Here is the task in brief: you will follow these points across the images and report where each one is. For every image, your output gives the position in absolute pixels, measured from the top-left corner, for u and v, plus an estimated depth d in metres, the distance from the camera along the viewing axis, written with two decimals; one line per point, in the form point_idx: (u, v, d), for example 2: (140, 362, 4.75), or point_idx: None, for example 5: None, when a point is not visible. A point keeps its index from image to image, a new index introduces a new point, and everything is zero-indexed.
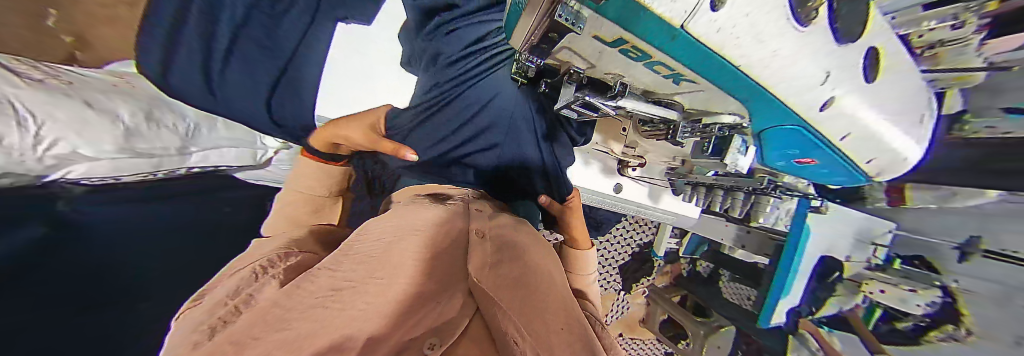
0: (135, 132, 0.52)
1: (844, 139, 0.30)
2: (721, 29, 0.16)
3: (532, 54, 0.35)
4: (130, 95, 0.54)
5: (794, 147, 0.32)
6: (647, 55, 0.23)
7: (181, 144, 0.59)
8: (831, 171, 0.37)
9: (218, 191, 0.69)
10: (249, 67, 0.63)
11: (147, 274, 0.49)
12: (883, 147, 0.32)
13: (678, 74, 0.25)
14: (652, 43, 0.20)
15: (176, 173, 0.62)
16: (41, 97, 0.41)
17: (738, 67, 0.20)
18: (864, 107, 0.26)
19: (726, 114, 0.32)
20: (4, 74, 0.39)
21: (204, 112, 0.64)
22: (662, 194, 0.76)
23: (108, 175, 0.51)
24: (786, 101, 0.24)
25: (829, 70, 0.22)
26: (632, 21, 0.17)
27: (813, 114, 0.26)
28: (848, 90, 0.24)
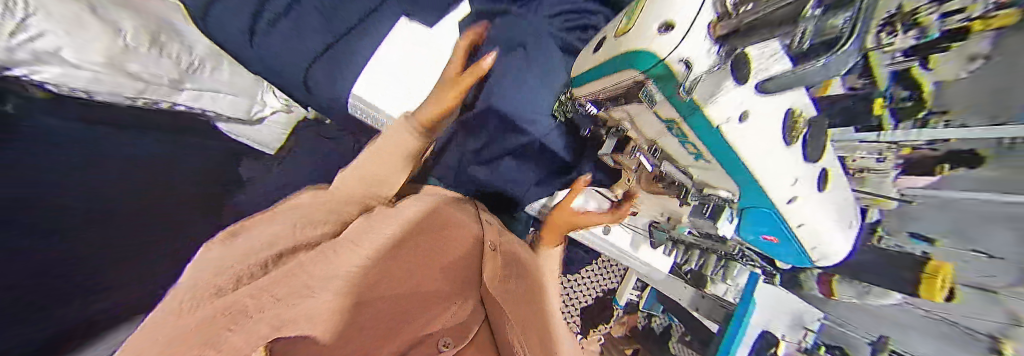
0: (132, 51, 0.46)
1: (800, 227, 0.34)
2: (741, 134, 0.23)
3: (588, 103, 0.39)
4: (140, 11, 0.49)
5: (764, 226, 0.37)
6: (685, 136, 0.28)
7: (178, 77, 0.53)
8: (791, 258, 0.44)
9: (181, 134, 0.64)
10: (297, 29, 0.55)
11: (61, 208, 0.42)
12: (832, 250, 0.39)
13: (700, 154, 0.30)
14: (691, 126, 0.25)
15: (156, 106, 0.55)
16: None
17: (743, 159, 0.25)
18: (817, 208, 0.32)
19: (722, 190, 0.36)
20: None
21: (214, 50, 0.59)
22: (641, 244, 0.80)
23: (79, 87, 0.43)
24: (767, 194, 0.29)
25: (797, 177, 0.28)
26: (687, 111, 0.23)
27: (782, 208, 0.31)
28: (807, 194, 0.30)
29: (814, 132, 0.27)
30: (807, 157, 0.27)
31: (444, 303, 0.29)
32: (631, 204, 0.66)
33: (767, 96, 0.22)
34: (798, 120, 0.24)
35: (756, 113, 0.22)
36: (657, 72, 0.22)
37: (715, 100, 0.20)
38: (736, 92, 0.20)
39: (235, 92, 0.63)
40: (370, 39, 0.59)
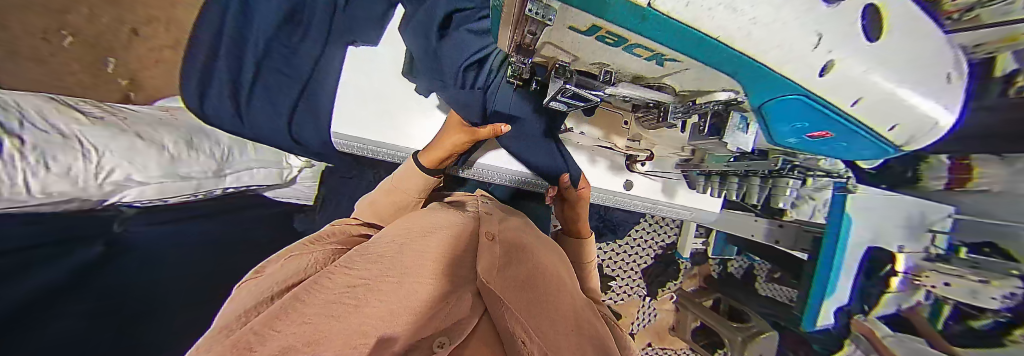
0: (177, 157, 0.56)
1: (855, 104, 0.25)
2: (689, 4, 0.16)
3: (518, 55, 0.36)
4: (174, 125, 0.60)
5: (801, 121, 0.28)
6: (624, 38, 0.22)
7: (219, 167, 0.62)
8: (851, 149, 0.33)
9: (244, 209, 0.76)
10: (272, 97, 0.66)
11: (181, 284, 0.53)
12: (915, 116, 0.28)
13: (659, 54, 0.24)
14: (623, 26, 0.19)
15: (213, 194, 0.66)
16: (100, 131, 0.48)
17: (716, 39, 0.18)
18: (874, 69, 0.23)
19: (720, 92, 0.30)
20: (74, 114, 0.47)
21: (236, 138, 0.69)
22: (677, 189, 0.72)
23: (154, 198, 0.55)
24: (778, 71, 0.21)
25: (821, 33, 0.19)
26: (600, 8, 0.17)
27: (812, 84, 0.23)
28: (850, 51, 0.21)
29: None
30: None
31: (444, 304, 0.29)
32: (644, 149, 0.60)
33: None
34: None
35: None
36: None
37: None
38: None
39: (267, 164, 0.72)
40: (333, 77, 0.68)
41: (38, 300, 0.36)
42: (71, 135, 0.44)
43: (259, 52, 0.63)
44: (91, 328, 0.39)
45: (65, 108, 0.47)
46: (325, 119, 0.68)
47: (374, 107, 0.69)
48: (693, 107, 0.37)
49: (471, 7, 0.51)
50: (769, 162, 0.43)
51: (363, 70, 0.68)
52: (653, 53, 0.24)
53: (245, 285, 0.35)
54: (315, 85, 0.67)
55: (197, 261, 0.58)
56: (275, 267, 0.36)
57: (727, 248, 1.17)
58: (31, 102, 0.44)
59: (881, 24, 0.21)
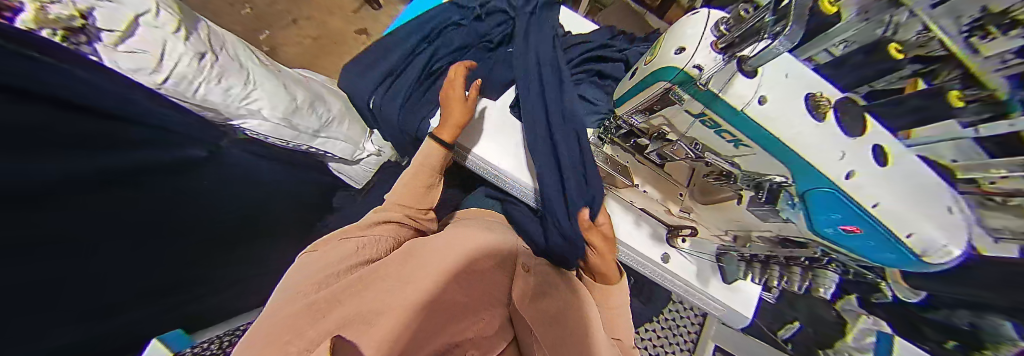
0: (299, 110, 0.66)
1: (875, 206, 0.25)
2: (768, 115, 0.25)
3: (633, 117, 0.42)
4: (312, 89, 0.73)
5: (829, 209, 0.28)
6: (721, 127, 0.30)
7: (318, 128, 0.71)
8: (885, 255, 0.28)
9: (309, 170, 0.83)
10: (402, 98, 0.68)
11: (201, 222, 0.51)
12: (958, 244, 0.24)
13: (741, 143, 0.30)
14: (725, 119, 0.28)
15: (300, 148, 0.73)
16: (263, 74, 0.61)
17: (779, 138, 0.26)
18: (892, 183, 0.25)
19: (770, 176, 0.32)
20: (256, 61, 0.63)
21: (346, 111, 0.79)
22: (711, 279, 0.58)
23: (263, 133, 0.62)
24: (817, 169, 0.26)
25: (842, 150, 0.25)
26: (709, 102, 0.27)
27: (835, 180, 0.25)
28: (864, 165, 0.25)
29: (844, 111, 0.27)
30: (848, 133, 0.25)
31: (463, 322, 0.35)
32: (690, 221, 0.54)
33: (778, 85, 0.26)
34: (819, 99, 0.26)
35: (773, 98, 0.25)
36: (678, 78, 0.29)
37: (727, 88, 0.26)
38: (745, 83, 0.25)
39: (348, 140, 0.79)
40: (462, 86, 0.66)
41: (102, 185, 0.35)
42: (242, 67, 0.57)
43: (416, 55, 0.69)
44: (147, 219, 0.41)
45: (252, 55, 0.63)
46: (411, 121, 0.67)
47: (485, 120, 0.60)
48: (742, 177, 0.36)
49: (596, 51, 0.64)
50: (810, 250, 0.38)
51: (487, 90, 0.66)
52: (733, 142, 0.30)
53: (307, 255, 0.39)
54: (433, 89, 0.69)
55: (235, 201, 0.59)
56: (325, 251, 0.38)
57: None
58: (238, 46, 0.61)
59: (886, 155, 0.25)
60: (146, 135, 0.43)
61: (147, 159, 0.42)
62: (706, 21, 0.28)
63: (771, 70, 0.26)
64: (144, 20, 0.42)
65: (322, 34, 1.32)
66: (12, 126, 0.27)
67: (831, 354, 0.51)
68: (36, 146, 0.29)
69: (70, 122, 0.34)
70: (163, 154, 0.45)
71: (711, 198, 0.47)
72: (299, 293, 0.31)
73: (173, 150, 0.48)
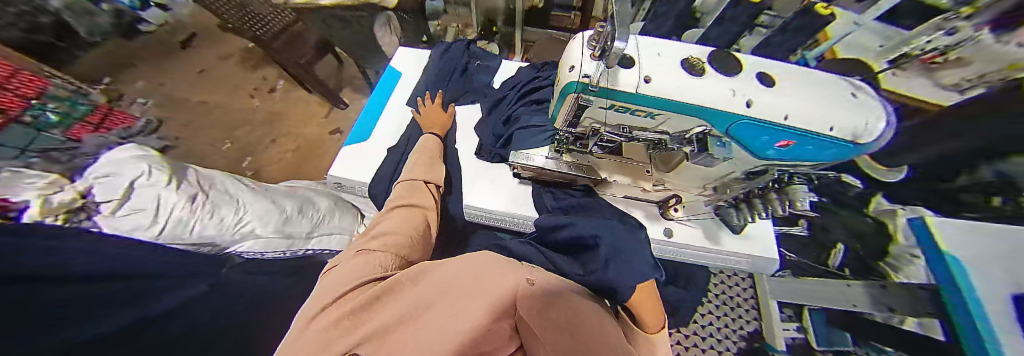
0: (289, 218, 0.68)
1: (789, 118, 0.30)
2: (651, 88, 0.33)
3: (570, 129, 0.46)
4: (297, 195, 0.77)
5: (761, 134, 0.33)
6: (631, 108, 0.36)
7: (311, 230, 0.73)
8: (826, 154, 0.33)
9: (310, 272, 0.82)
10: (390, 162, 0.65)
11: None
12: (858, 119, 0.29)
13: (653, 114, 0.36)
14: (635, 102, 0.35)
15: (298, 254, 0.73)
16: (248, 197, 0.66)
17: (678, 101, 0.33)
18: (782, 97, 0.31)
19: (697, 129, 0.37)
20: (240, 186, 0.69)
21: (335, 205, 0.81)
22: (720, 235, 0.59)
23: (259, 251, 0.64)
24: (717, 109, 0.32)
25: (732, 88, 0.32)
26: (611, 94, 0.35)
27: (746, 112, 0.31)
28: (756, 92, 0.32)
29: (716, 60, 0.34)
30: (728, 74, 0.33)
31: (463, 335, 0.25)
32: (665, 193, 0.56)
33: (655, 64, 0.34)
34: (690, 61, 0.34)
35: (654, 75, 0.33)
36: (577, 87, 0.36)
37: (613, 82, 0.33)
38: (626, 73, 0.33)
39: (342, 232, 0.80)
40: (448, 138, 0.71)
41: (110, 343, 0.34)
42: (228, 196, 0.63)
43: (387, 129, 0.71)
44: None
45: (236, 182, 0.70)
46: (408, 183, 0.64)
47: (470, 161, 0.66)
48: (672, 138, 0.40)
49: (534, 80, 0.73)
50: (769, 174, 0.42)
51: (463, 133, 0.72)
52: (649, 116, 0.37)
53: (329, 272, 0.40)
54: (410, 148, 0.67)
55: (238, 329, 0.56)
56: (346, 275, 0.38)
57: (836, 336, 0.74)
58: (220, 178, 0.67)
59: (768, 79, 0.33)
60: (159, 279, 0.44)
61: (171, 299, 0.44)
62: (581, 41, 0.36)
63: (644, 57, 0.34)
64: (140, 184, 0.51)
65: (302, 144, 1.44)
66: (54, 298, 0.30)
67: (893, 261, 0.58)
68: (77, 314, 0.31)
69: (110, 284, 0.37)
70: (174, 293, 0.45)
71: (672, 164, 0.49)
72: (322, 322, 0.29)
73: (191, 285, 0.49)
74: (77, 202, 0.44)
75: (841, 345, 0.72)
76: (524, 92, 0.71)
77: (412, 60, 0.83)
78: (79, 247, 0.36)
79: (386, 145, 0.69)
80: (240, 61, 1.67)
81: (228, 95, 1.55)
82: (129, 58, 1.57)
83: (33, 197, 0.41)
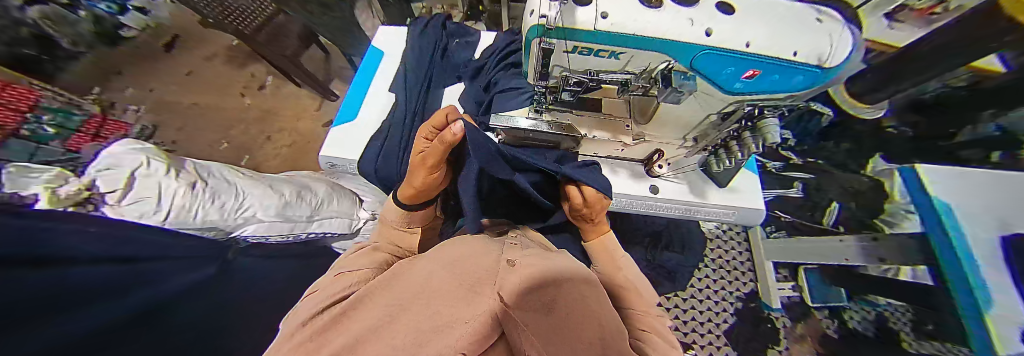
0: (288, 203, 0.71)
1: (749, 45, 0.31)
2: (611, 24, 0.33)
3: (541, 83, 0.47)
4: (294, 181, 0.79)
5: (724, 65, 0.34)
6: (594, 49, 0.37)
7: (313, 213, 0.75)
8: (788, 80, 0.34)
9: (315, 256, 0.84)
10: (378, 139, 0.67)
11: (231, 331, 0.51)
12: (807, 42, 0.31)
13: (617, 53, 0.37)
14: (598, 41, 0.35)
15: (301, 238, 0.76)
16: (247, 183, 0.68)
17: (637, 35, 0.33)
18: (739, 24, 0.32)
19: (660, 65, 0.37)
20: (236, 173, 0.71)
21: (332, 189, 0.83)
22: (707, 190, 0.61)
23: (262, 234, 0.66)
24: (676, 40, 0.32)
25: (690, 18, 0.32)
26: (574, 34, 0.35)
27: (705, 42, 0.32)
28: (714, 20, 0.32)
29: None
30: (687, 5, 0.33)
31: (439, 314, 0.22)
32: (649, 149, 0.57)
33: (613, 0, 0.34)
34: None
35: (612, 11, 0.33)
36: (539, 30, 0.36)
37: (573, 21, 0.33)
38: (584, 11, 0.33)
39: (342, 215, 0.82)
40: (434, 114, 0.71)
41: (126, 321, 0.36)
42: (227, 183, 0.65)
43: (374, 108, 0.72)
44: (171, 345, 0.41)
45: (231, 168, 0.71)
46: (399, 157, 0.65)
47: None
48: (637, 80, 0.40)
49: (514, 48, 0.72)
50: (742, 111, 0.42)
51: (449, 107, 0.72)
52: (613, 55, 0.37)
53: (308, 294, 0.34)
54: (396, 124, 0.68)
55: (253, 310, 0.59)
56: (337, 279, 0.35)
57: (831, 294, 0.85)
58: (218, 166, 0.69)
59: (727, 7, 0.33)
60: (171, 261, 0.47)
61: (183, 281, 0.47)
62: None
63: None
64: (140, 173, 0.53)
65: (297, 140, 1.44)
66: (78, 274, 0.32)
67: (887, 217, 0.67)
68: (102, 291, 0.34)
69: (130, 263, 0.40)
70: (182, 276, 0.47)
71: (648, 114, 0.50)
72: (298, 337, 0.25)
73: (202, 269, 0.52)
74: (84, 193, 0.47)
75: (837, 301, 0.84)
76: (504, 60, 0.71)
77: (392, 38, 0.83)
78: (98, 232, 0.39)
79: (374, 125, 0.70)
80: (227, 60, 1.66)
81: (219, 95, 1.54)
82: (116, 65, 1.56)
83: (41, 190, 0.44)
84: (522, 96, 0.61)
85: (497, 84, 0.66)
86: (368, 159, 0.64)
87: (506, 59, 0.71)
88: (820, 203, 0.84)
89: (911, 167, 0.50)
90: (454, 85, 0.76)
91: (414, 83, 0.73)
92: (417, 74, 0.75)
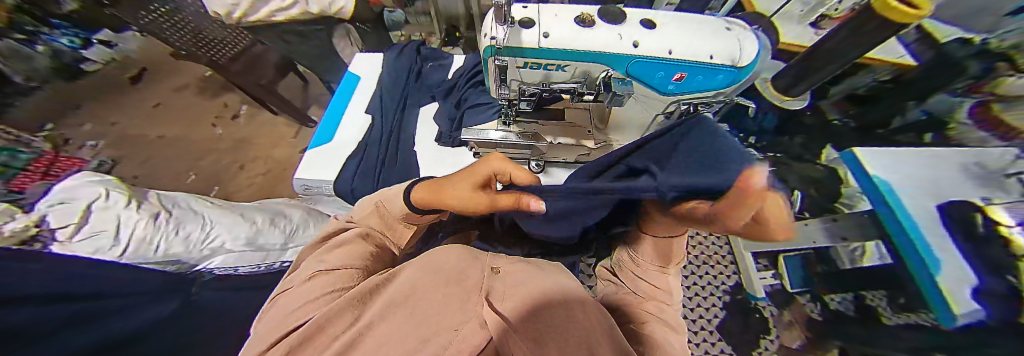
0: (259, 231, 0.69)
1: (671, 53, 0.37)
2: (552, 42, 0.38)
3: (505, 95, 0.51)
4: (266, 208, 0.77)
5: (655, 71, 0.39)
6: (543, 63, 0.42)
7: (285, 241, 0.72)
8: (713, 79, 0.39)
9: None
10: (353, 162, 0.67)
11: None
12: (719, 47, 0.37)
13: (563, 66, 0.42)
14: (545, 56, 0.40)
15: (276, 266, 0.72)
16: (216, 212, 0.66)
17: (575, 50, 0.38)
18: (659, 36, 0.37)
19: (603, 74, 0.42)
20: (204, 202, 0.68)
21: (309, 213, 0.81)
22: None
23: (229, 265, 0.63)
24: (610, 51, 0.38)
25: (619, 33, 0.37)
26: (522, 51, 0.40)
27: (634, 52, 0.37)
28: (638, 34, 0.38)
29: (603, 11, 0.39)
30: (614, 22, 0.38)
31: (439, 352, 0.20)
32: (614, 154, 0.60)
33: (552, 22, 0.39)
34: (580, 15, 0.39)
35: (552, 31, 0.38)
36: (491, 50, 0.41)
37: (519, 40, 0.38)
38: (527, 32, 0.38)
39: None
40: (410, 133, 0.73)
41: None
42: (195, 213, 0.63)
43: (349, 131, 0.73)
44: None
45: (197, 197, 0.69)
46: (376, 177, 0.65)
47: (432, 150, 0.69)
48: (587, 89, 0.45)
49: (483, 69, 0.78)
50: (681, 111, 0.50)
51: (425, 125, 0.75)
52: (560, 68, 0.42)
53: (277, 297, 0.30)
54: (371, 147, 0.69)
55: None
56: (310, 277, 0.30)
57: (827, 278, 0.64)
58: (182, 196, 0.67)
59: (649, 23, 0.39)
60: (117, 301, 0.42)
61: (139, 319, 0.43)
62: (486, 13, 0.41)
63: (544, 18, 0.39)
64: (97, 206, 0.52)
65: (273, 167, 1.41)
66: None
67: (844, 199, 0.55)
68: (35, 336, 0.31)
69: (67, 304, 0.36)
70: (130, 316, 0.42)
71: (607, 120, 0.55)
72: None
73: (160, 306, 0.48)
74: (32, 230, 0.45)
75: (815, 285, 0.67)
76: (473, 80, 0.76)
77: (368, 64, 0.86)
78: (30, 270, 0.35)
79: (350, 147, 0.71)
80: (199, 91, 1.63)
81: (190, 127, 1.50)
82: (77, 98, 1.47)
83: None
84: (491, 113, 0.64)
85: (468, 103, 0.70)
86: (343, 181, 0.64)
87: (475, 79, 0.76)
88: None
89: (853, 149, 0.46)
90: (428, 105, 0.79)
91: (389, 106, 0.76)
92: (392, 97, 0.78)
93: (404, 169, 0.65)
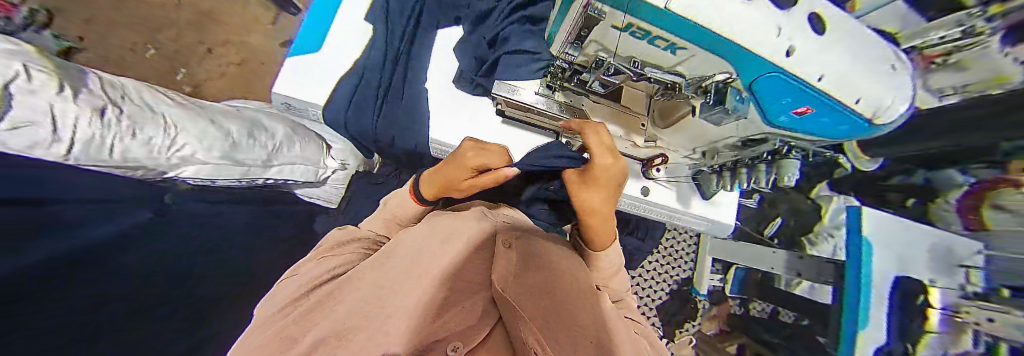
0: (238, 145, 0.61)
1: (821, 80, 0.26)
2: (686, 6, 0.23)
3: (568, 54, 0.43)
4: (241, 119, 0.66)
5: (785, 96, 0.29)
6: (648, 32, 0.29)
7: (268, 157, 0.67)
8: (835, 126, 0.31)
9: (279, 204, 0.80)
10: (360, 89, 0.59)
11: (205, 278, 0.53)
12: (875, 88, 0.26)
13: (674, 44, 0.30)
14: (652, 23, 0.27)
15: (255, 183, 0.69)
16: (181, 114, 0.54)
17: (715, 31, 0.24)
18: (828, 55, 0.25)
19: (718, 73, 0.33)
20: (163, 98, 0.56)
21: (289, 134, 0.73)
22: (692, 199, 0.71)
23: (206, 178, 0.58)
24: (750, 50, 0.25)
25: (779, 25, 0.24)
26: (639, 13, 0.25)
27: (787, 66, 0.25)
28: (803, 40, 0.25)
29: None
30: (783, 7, 0.24)
31: (447, 317, 0.30)
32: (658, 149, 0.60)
33: None
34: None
35: None
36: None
37: None
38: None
39: (306, 162, 0.75)
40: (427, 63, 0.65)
41: (75, 263, 0.35)
42: (144, 108, 0.49)
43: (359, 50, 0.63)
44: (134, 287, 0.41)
45: (156, 92, 0.56)
46: (386, 113, 0.61)
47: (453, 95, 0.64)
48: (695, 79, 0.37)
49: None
50: (769, 144, 0.44)
51: (445, 56, 0.67)
52: (670, 47, 0.31)
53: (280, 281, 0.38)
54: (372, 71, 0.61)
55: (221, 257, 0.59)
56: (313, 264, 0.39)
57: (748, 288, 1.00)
58: (133, 85, 0.54)
59: (822, 22, 0.26)
60: (94, 210, 0.42)
61: (121, 221, 0.43)
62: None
63: None
64: None
65: (247, 59, 1.20)
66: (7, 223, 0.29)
67: (812, 236, 0.83)
68: (70, 251, 0.34)
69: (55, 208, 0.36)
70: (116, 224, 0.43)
71: (668, 120, 0.52)
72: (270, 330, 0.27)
73: (133, 212, 0.48)
74: None
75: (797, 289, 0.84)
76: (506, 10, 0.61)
77: None
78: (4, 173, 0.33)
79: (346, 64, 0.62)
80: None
81: None
82: None
83: None
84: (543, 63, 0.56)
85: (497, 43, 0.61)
86: (337, 110, 0.57)
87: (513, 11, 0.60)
88: (769, 215, 0.96)
89: (859, 208, 0.60)
90: (446, 31, 0.68)
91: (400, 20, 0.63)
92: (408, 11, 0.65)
93: (408, 111, 0.60)
